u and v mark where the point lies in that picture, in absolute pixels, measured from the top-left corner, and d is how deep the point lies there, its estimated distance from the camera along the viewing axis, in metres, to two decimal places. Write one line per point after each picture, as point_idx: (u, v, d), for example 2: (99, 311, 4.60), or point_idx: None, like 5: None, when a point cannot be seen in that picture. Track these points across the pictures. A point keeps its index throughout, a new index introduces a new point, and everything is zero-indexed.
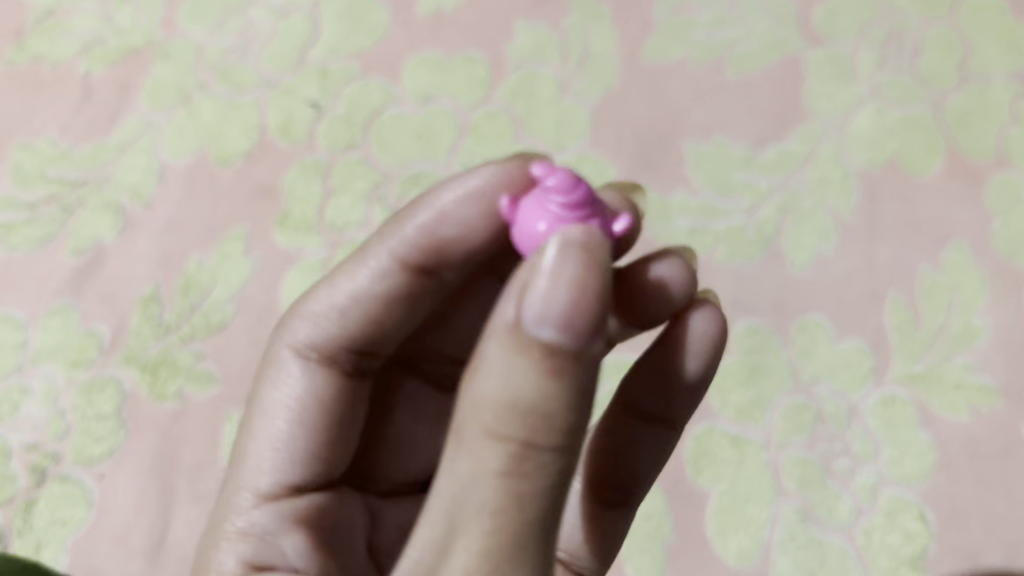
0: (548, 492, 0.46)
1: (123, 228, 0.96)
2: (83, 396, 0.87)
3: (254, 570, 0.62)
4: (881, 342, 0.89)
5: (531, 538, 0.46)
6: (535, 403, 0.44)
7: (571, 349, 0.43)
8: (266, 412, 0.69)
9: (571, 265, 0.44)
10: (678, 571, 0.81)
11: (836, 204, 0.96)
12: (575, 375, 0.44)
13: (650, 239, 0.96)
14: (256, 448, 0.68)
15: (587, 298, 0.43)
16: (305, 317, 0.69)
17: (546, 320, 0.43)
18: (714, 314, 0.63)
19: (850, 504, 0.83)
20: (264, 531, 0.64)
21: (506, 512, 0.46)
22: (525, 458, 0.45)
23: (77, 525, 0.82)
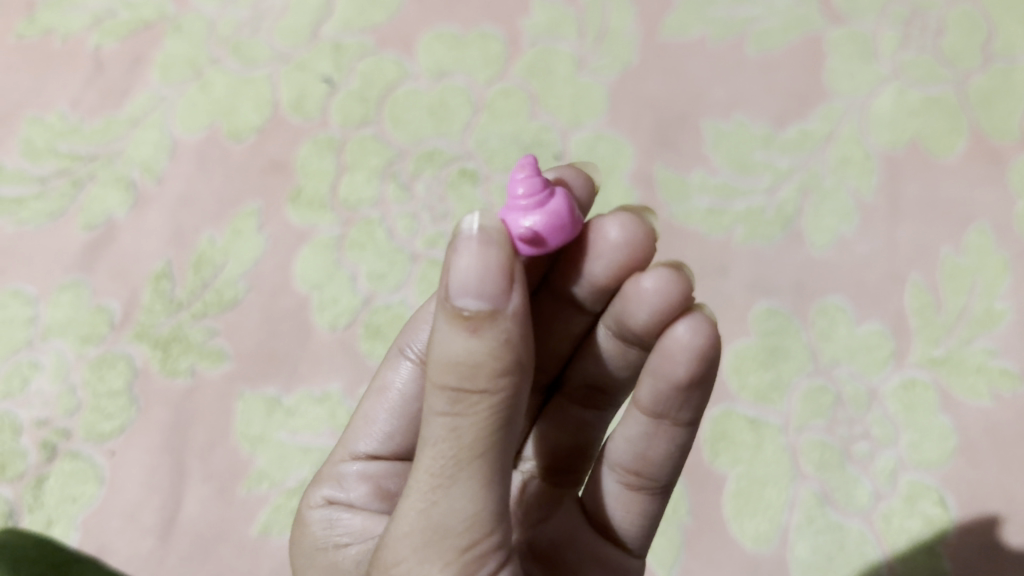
0: (487, 445, 0.45)
1: (135, 204, 0.95)
2: (94, 372, 0.86)
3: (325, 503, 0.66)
4: (902, 325, 0.88)
5: (473, 484, 0.45)
6: (462, 352, 0.44)
7: (491, 305, 0.44)
8: (377, 392, 0.69)
9: (489, 241, 0.46)
10: (695, 554, 0.80)
11: (857, 185, 0.94)
12: (492, 327, 0.44)
13: (668, 218, 0.94)
14: (363, 419, 0.69)
15: (497, 264, 0.45)
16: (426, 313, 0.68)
17: (464, 289, 0.44)
18: (703, 323, 0.59)
19: (869, 488, 0.82)
20: (345, 477, 0.67)
21: (446, 463, 0.45)
22: (460, 409, 0.45)
23: (87, 501, 0.81)
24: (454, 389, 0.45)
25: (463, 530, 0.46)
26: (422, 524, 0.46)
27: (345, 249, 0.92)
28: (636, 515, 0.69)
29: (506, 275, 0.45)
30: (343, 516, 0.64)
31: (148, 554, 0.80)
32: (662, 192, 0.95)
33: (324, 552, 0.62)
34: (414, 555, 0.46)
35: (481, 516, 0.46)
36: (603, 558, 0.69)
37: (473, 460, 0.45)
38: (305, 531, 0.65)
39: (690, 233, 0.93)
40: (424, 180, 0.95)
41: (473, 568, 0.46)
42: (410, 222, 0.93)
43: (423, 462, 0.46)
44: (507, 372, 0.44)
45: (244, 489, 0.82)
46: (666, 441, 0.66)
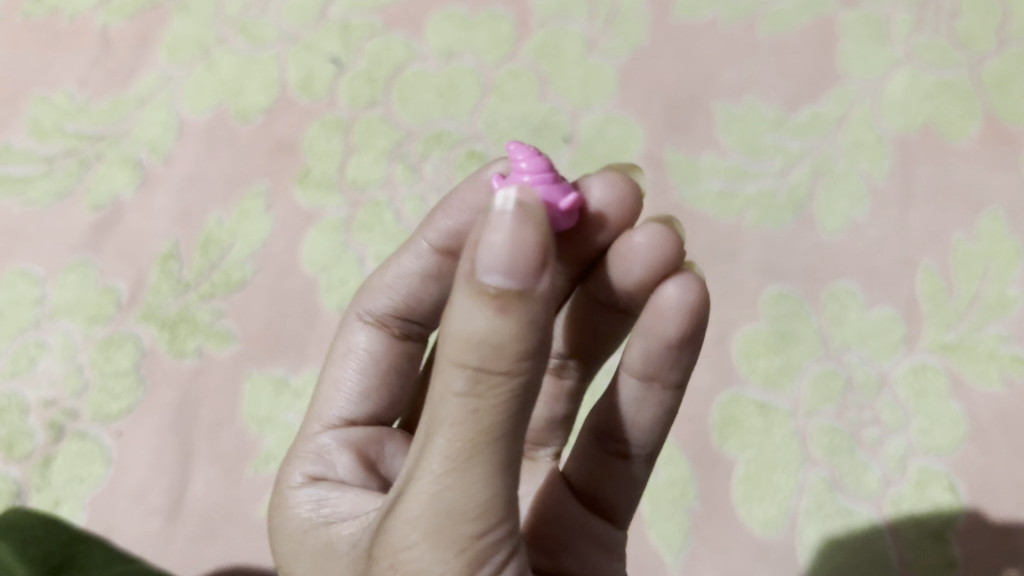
0: (505, 431, 0.43)
1: (142, 184, 0.95)
2: (101, 352, 0.86)
3: (309, 480, 0.59)
4: (914, 310, 0.87)
5: (490, 469, 0.43)
6: (485, 330, 0.41)
7: (519, 284, 0.41)
8: (336, 362, 0.69)
9: (524, 213, 0.42)
10: (703, 538, 0.79)
11: (869, 168, 0.94)
12: (522, 310, 0.41)
13: (678, 201, 0.93)
14: (326, 388, 0.68)
15: (532, 240, 0.42)
16: (373, 281, 0.69)
17: (494, 266, 0.41)
18: (692, 281, 0.60)
19: (879, 474, 0.81)
20: (325, 450, 0.62)
21: (461, 446, 0.43)
22: (480, 391, 0.42)
23: (95, 482, 0.81)
24: (474, 369, 0.42)
25: (474, 516, 0.44)
26: (431, 509, 0.44)
27: (353, 230, 0.92)
28: (627, 486, 0.68)
29: (540, 252, 0.42)
30: (332, 496, 0.57)
31: (155, 534, 0.80)
32: (672, 175, 0.94)
33: (308, 536, 0.55)
34: (421, 541, 0.44)
35: (492, 502, 0.44)
36: (594, 536, 0.68)
37: (490, 444, 0.43)
38: (285, 517, 0.58)
39: (700, 216, 0.92)
40: (432, 162, 0.94)
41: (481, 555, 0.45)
42: (419, 204, 0.93)
43: (433, 445, 0.43)
44: (529, 355, 0.42)
45: (251, 471, 0.82)
46: (653, 405, 0.66)
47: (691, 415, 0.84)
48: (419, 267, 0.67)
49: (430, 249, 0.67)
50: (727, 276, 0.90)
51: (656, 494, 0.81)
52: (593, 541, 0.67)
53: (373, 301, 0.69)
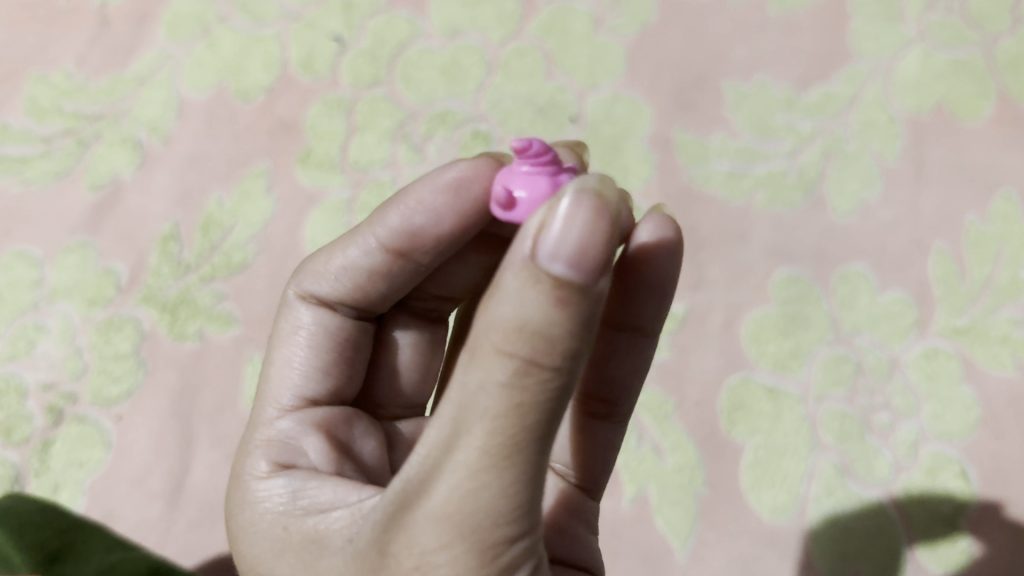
0: (544, 427, 0.41)
1: (142, 164, 0.93)
2: (100, 335, 0.85)
3: (279, 468, 0.55)
4: (926, 293, 0.86)
5: (527, 467, 0.41)
6: (540, 321, 0.39)
7: (580, 277, 0.39)
8: (281, 344, 0.63)
9: (588, 205, 0.40)
10: (711, 524, 0.78)
11: (881, 149, 0.92)
12: (582, 306, 0.39)
13: (686, 181, 0.91)
14: (275, 371, 0.62)
15: (599, 233, 0.39)
16: (314, 264, 0.64)
17: (559, 255, 0.39)
18: (665, 221, 0.58)
19: (890, 460, 0.80)
20: (288, 437, 0.57)
21: (502, 442, 0.40)
22: (527, 385, 0.40)
23: (94, 466, 0.80)
24: (523, 360, 0.39)
25: (506, 509, 0.42)
26: (461, 501, 0.42)
27: (355, 212, 0.90)
28: (604, 448, 0.66)
29: (604, 245, 0.39)
30: (308, 487, 0.53)
31: (156, 519, 0.79)
32: (680, 155, 0.92)
33: (294, 528, 0.50)
34: (450, 533, 0.42)
35: (522, 496, 0.42)
36: (576, 507, 0.64)
37: (531, 441, 0.41)
38: (253, 512, 0.53)
39: (709, 197, 0.90)
40: (436, 142, 0.93)
41: (505, 545, 0.43)
42: None
43: (467, 436, 0.41)
44: (578, 351, 0.40)
45: None
46: (632, 358, 0.64)
47: (699, 399, 0.82)
48: (364, 258, 0.62)
49: (379, 244, 0.62)
50: (736, 257, 0.88)
51: (663, 480, 0.80)
52: (576, 513, 0.64)
53: (318, 284, 0.63)
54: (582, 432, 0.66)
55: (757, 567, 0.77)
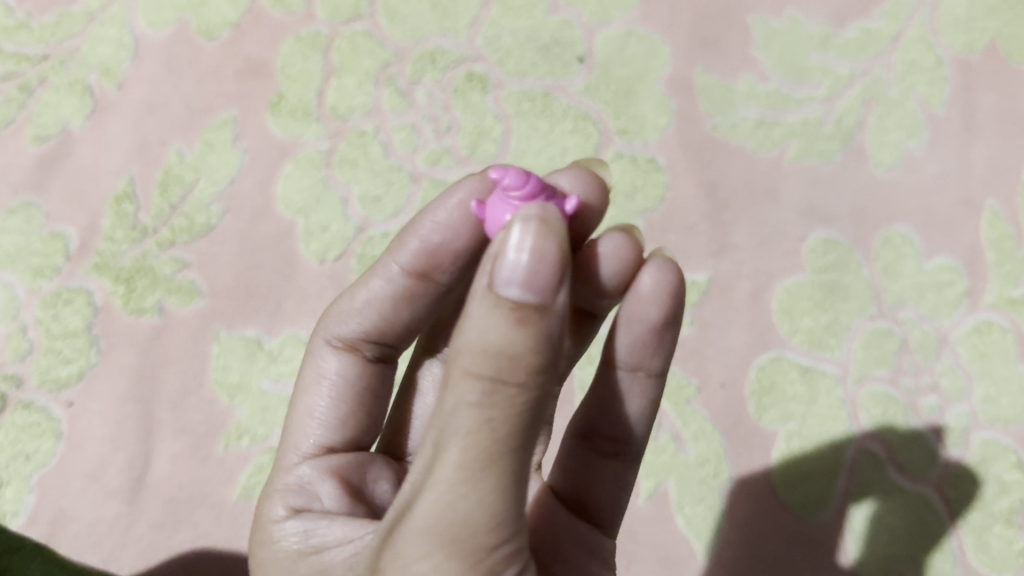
0: (522, 444, 0.35)
1: (93, 113, 0.82)
2: (47, 309, 0.75)
3: (294, 512, 0.47)
4: (977, 259, 0.76)
5: (508, 491, 0.35)
6: (501, 339, 0.34)
7: (537, 294, 0.34)
8: (300, 394, 0.55)
9: (542, 226, 0.35)
10: (737, 523, 0.70)
11: (927, 93, 0.81)
12: (545, 322, 0.34)
13: (709, 131, 0.81)
14: (294, 419, 0.54)
15: (552, 252, 0.35)
16: (338, 303, 0.56)
17: (515, 277, 0.34)
18: (667, 263, 0.49)
19: (938, 450, 0.71)
20: (305, 480, 0.50)
21: (473, 465, 0.35)
22: (497, 405, 0.34)
23: (43, 460, 0.71)
24: (490, 380, 0.34)
25: (490, 533, 0.36)
26: (439, 532, 0.35)
27: (334, 166, 0.80)
28: (613, 483, 0.55)
29: (559, 263, 0.35)
30: (319, 525, 0.45)
31: (113, 520, 0.70)
32: (702, 100, 0.82)
33: (298, 566, 0.44)
34: (433, 569, 0.36)
35: (507, 517, 0.36)
36: (584, 542, 0.53)
37: (507, 461, 0.35)
38: (268, 554, 0.46)
39: (735, 149, 0.80)
40: (425, 86, 0.82)
41: (494, 573, 0.37)
42: (409, 135, 0.81)
43: (438, 468, 0.35)
44: (547, 365, 0.35)
45: (221, 446, 0.72)
46: (639, 397, 0.53)
47: (725, 381, 0.73)
48: (390, 289, 0.54)
49: (402, 270, 0.54)
50: (765, 217, 0.78)
51: (683, 474, 0.71)
52: (582, 546, 0.52)
53: (341, 323, 0.55)
54: (584, 464, 0.55)
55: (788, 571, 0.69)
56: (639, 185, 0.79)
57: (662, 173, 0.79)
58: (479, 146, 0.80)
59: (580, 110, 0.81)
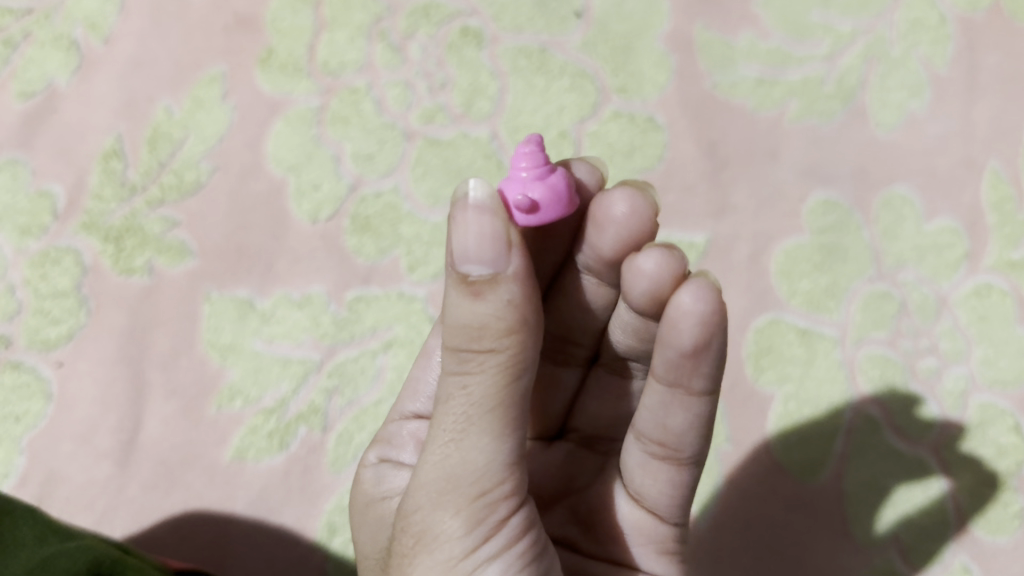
0: (497, 403, 0.39)
1: (79, 68, 0.80)
2: (35, 269, 0.74)
3: (378, 461, 0.55)
4: (978, 221, 0.75)
5: (489, 443, 0.40)
6: (465, 313, 0.39)
7: (491, 265, 0.38)
8: (418, 361, 0.59)
9: (492, 206, 0.39)
10: (733, 485, 0.69)
11: (929, 53, 0.80)
12: (497, 294, 0.38)
13: (709, 90, 0.79)
14: (408, 385, 0.59)
15: (496, 227, 0.39)
16: None
17: (466, 257, 0.39)
18: (707, 286, 0.47)
19: (936, 412, 0.71)
20: (395, 435, 0.57)
21: (456, 420, 0.40)
22: (469, 368, 0.40)
23: (33, 422, 0.71)
24: (461, 348, 0.40)
25: (474, 482, 0.40)
26: (431, 481, 0.41)
27: (326, 123, 0.78)
28: (670, 485, 0.55)
29: (507, 238, 0.39)
30: (389, 473, 0.54)
31: (104, 482, 0.69)
32: (703, 57, 0.80)
33: (369, 509, 0.52)
34: (425, 514, 0.41)
35: (489, 466, 0.40)
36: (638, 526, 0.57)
37: (482, 416, 0.40)
38: (356, 491, 0.55)
39: (735, 108, 0.79)
40: (419, 41, 0.80)
41: (483, 520, 0.41)
42: (403, 92, 0.79)
43: (435, 424, 0.41)
44: (511, 329, 0.39)
45: (213, 407, 0.71)
46: (682, 411, 0.52)
47: None
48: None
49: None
50: (764, 177, 0.77)
51: None
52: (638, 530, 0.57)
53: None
54: (639, 460, 0.56)
55: (784, 532, 0.68)
56: (638, 144, 0.78)
57: (662, 132, 0.78)
58: (474, 104, 0.79)
59: (578, 67, 0.80)
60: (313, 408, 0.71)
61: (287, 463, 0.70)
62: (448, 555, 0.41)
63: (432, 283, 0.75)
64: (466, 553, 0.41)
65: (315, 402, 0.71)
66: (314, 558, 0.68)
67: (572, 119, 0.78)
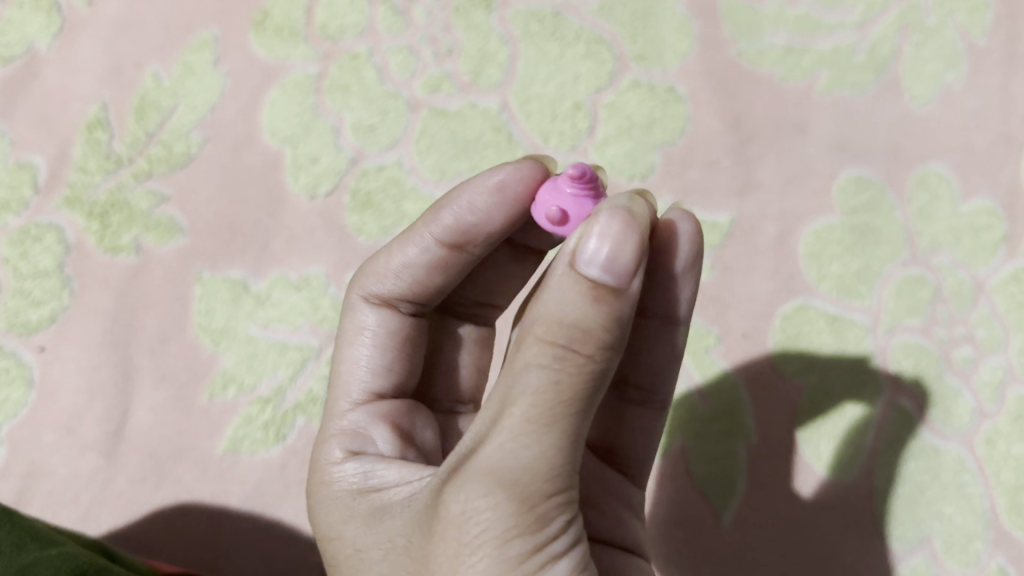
0: (587, 404, 0.35)
1: (61, 31, 0.75)
2: (14, 247, 0.69)
3: (350, 455, 0.47)
4: (1016, 201, 0.70)
5: (569, 445, 0.35)
6: (577, 311, 0.35)
7: (617, 275, 0.35)
8: (344, 342, 0.53)
9: (629, 217, 0.37)
10: (756, 480, 0.66)
11: (966, 21, 0.74)
12: (616, 304, 0.36)
13: (735, 59, 0.74)
14: (343, 369, 0.53)
15: (634, 240, 0.36)
16: (380, 258, 0.53)
17: (596, 261, 0.35)
18: (684, 214, 0.47)
19: (971, 405, 0.66)
20: (358, 424, 0.49)
21: (538, 414, 0.35)
22: (567, 366, 0.35)
23: (14, 411, 0.66)
24: (562, 347, 0.35)
25: (547, 481, 0.35)
26: (500, 474, 0.35)
27: (324, 92, 0.73)
28: (645, 433, 0.53)
29: (640, 254, 0.36)
30: (377, 466, 0.46)
31: (90, 475, 0.65)
32: (727, 23, 0.75)
33: (359, 503, 0.44)
34: (492, 507, 0.35)
35: (565, 467, 0.36)
36: (612, 487, 0.52)
37: (572, 415, 0.35)
38: (326, 494, 0.46)
39: (761, 78, 0.74)
40: (423, 3, 0.75)
41: (551, 520, 0.36)
42: (406, 58, 0.74)
43: (505, 418, 0.35)
44: (618, 342, 0.36)
45: (206, 396, 0.67)
46: (661, 344, 0.51)
47: (747, 330, 0.68)
48: (425, 259, 0.52)
49: (435, 242, 0.51)
50: (791, 153, 0.72)
51: (699, 428, 0.67)
52: (612, 493, 0.52)
53: (378, 280, 0.53)
54: (618, 417, 0.53)
55: (813, 534, 0.65)
56: (658, 116, 0.73)
57: (683, 104, 0.73)
58: (482, 72, 0.74)
59: (593, 33, 0.75)
60: (311, 397, 0.66)
61: (284, 455, 0.65)
62: (516, 551, 0.36)
63: None
64: (533, 552, 0.36)
65: (314, 390, 0.66)
66: (313, 557, 0.64)
67: (586, 89, 0.74)
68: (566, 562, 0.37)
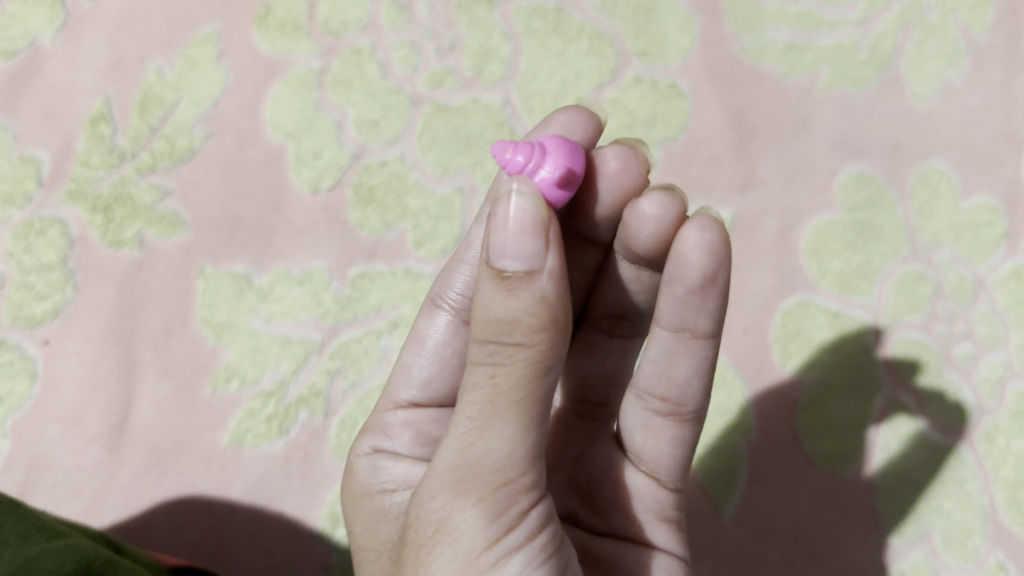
0: (529, 394, 0.36)
1: (64, 25, 0.75)
2: (18, 241, 0.69)
3: (369, 452, 0.49)
4: (1016, 198, 0.71)
5: (515, 436, 0.36)
6: (501, 306, 0.35)
7: (528, 260, 0.35)
8: (410, 343, 0.53)
9: (529, 198, 0.36)
10: (757, 474, 0.66)
11: (968, 18, 0.75)
12: (532, 290, 0.35)
13: (737, 54, 0.75)
14: (399, 368, 0.53)
15: (534, 219, 0.36)
16: (455, 257, 0.52)
17: (508, 251, 0.35)
18: (711, 223, 0.45)
19: (971, 401, 0.67)
20: (390, 424, 0.50)
21: (480, 408, 0.36)
22: (499, 360, 0.36)
23: (18, 404, 0.67)
24: (491, 342, 0.36)
25: (496, 471, 0.36)
26: (451, 470, 0.37)
27: (327, 87, 0.73)
28: (673, 444, 0.52)
29: (549, 233, 0.36)
30: (386, 464, 0.48)
31: (93, 468, 0.66)
32: (729, 19, 0.75)
33: (364, 501, 0.47)
34: (444, 503, 0.37)
35: (517, 457, 0.36)
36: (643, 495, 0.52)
37: (511, 406, 0.36)
38: (346, 486, 0.48)
39: (763, 74, 0.74)
40: None
41: (505, 512, 0.37)
42: (410, 54, 0.74)
43: (456, 416, 0.37)
44: (549, 326, 0.35)
45: (209, 389, 0.67)
46: (687, 357, 0.50)
47: (748, 326, 0.69)
48: None
49: None
50: (791, 149, 0.72)
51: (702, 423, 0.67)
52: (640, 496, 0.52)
53: (450, 284, 0.51)
54: (641, 421, 0.52)
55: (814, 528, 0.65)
56: (660, 111, 0.73)
57: (685, 99, 0.73)
58: (484, 67, 0.74)
59: (596, 29, 0.75)
60: (314, 390, 0.67)
61: (287, 449, 0.66)
62: (468, 547, 0.37)
63: (442, 258, 0.70)
64: (488, 546, 0.37)
65: (317, 384, 0.67)
66: (317, 549, 0.64)
67: (589, 84, 0.74)
68: (524, 555, 0.37)
